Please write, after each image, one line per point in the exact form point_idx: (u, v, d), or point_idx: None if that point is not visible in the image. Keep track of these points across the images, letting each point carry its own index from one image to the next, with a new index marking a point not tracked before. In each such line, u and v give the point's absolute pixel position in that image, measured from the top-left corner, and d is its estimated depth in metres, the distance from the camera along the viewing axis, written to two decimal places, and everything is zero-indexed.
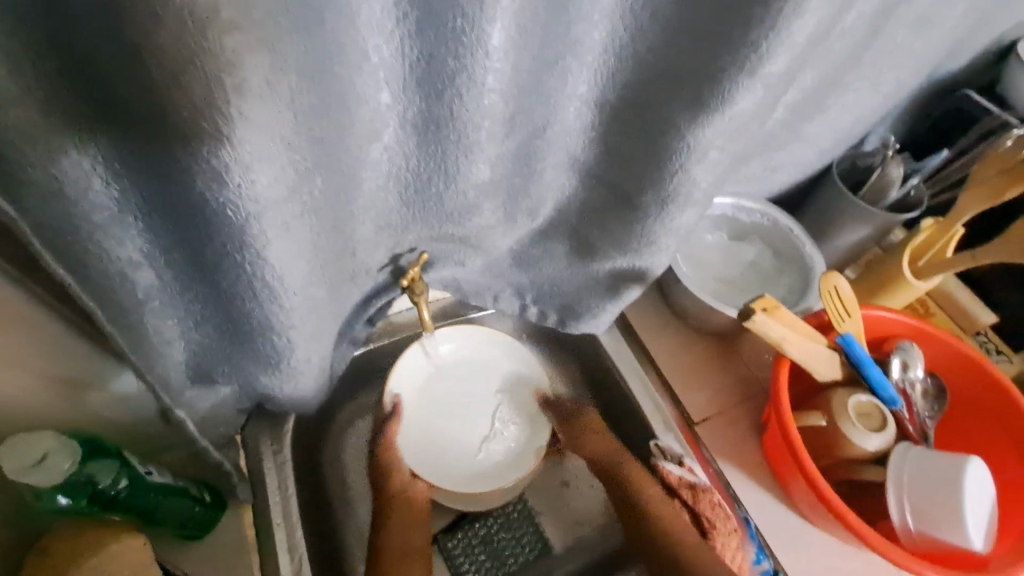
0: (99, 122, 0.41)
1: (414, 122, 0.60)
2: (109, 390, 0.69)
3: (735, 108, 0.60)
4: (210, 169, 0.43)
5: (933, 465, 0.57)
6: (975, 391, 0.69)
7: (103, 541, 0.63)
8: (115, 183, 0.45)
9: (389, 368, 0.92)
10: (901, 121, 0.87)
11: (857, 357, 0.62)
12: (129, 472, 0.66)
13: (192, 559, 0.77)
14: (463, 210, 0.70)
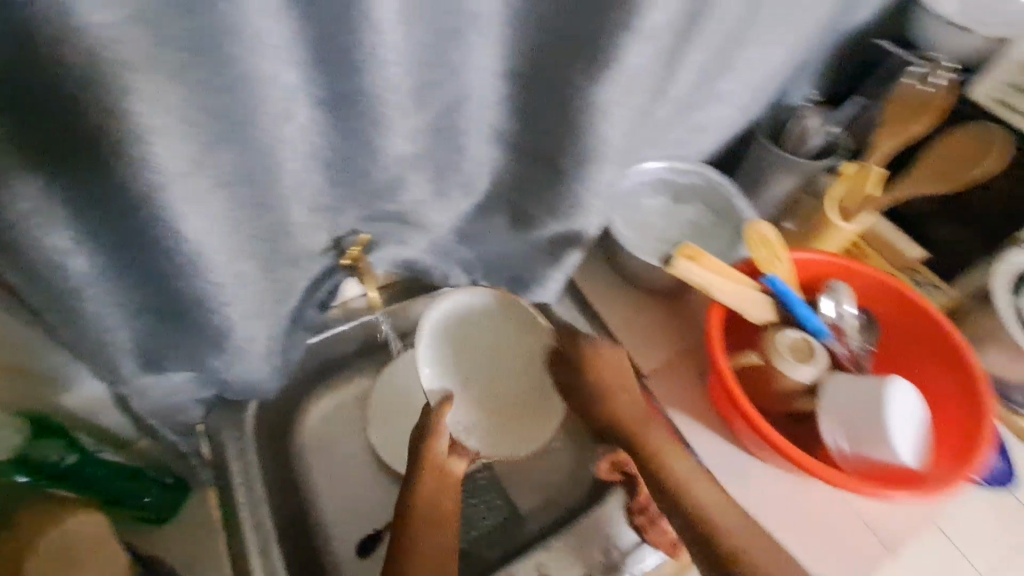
0: (24, 119, 0.36)
1: (325, 101, 0.47)
2: (74, 391, 0.65)
3: (624, 60, 0.51)
4: (124, 140, 0.37)
5: (863, 387, 0.63)
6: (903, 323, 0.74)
7: (59, 517, 0.57)
8: (44, 182, 0.39)
9: (344, 359, 0.81)
10: (827, 74, 0.85)
11: (783, 295, 0.69)
12: (78, 448, 0.64)
13: (157, 541, 0.74)
14: (392, 184, 0.59)
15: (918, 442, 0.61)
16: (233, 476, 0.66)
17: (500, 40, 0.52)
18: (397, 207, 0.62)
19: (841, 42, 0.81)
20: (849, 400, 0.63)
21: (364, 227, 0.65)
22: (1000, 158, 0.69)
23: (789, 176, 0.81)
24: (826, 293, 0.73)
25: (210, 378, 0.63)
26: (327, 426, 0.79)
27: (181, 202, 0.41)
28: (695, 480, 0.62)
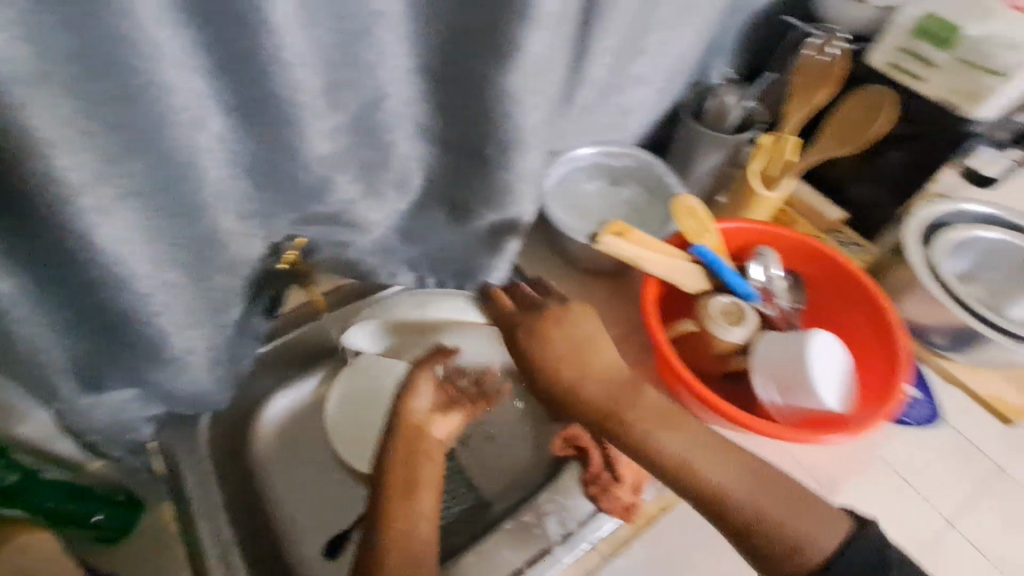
0: None
1: (236, 107, 0.49)
2: (19, 430, 0.66)
3: (528, 46, 0.53)
4: (18, 156, 0.38)
5: (790, 341, 0.67)
6: (826, 280, 0.79)
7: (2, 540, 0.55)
8: None
9: (300, 366, 0.82)
10: (741, 53, 0.90)
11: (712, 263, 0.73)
12: (17, 466, 0.62)
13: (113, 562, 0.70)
14: (320, 185, 0.60)
15: (841, 385, 0.66)
16: (188, 488, 0.69)
17: (407, 37, 0.54)
18: (329, 208, 0.63)
19: (749, 22, 0.86)
20: (778, 354, 0.67)
21: (301, 232, 0.65)
22: (888, 118, 0.73)
23: (713, 152, 0.85)
24: (755, 259, 0.77)
25: (156, 392, 0.63)
26: (286, 431, 0.80)
27: (93, 212, 0.43)
28: (696, 454, 0.60)
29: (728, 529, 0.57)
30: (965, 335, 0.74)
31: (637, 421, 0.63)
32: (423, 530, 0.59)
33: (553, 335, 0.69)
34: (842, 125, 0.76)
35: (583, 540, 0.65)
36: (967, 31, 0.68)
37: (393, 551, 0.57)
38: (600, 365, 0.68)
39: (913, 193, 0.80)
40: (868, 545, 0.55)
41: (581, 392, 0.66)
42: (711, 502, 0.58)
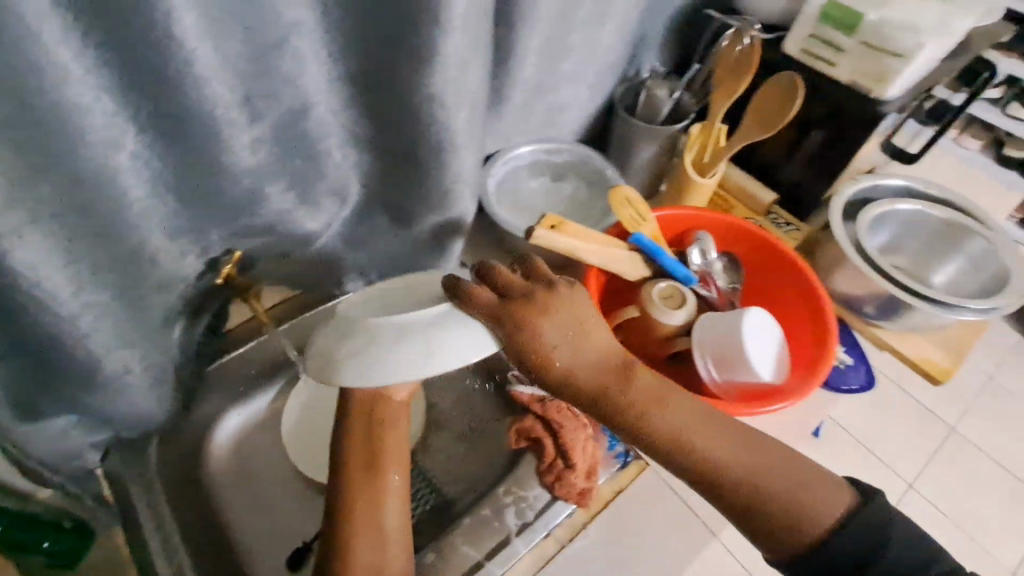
0: None
1: (151, 125, 0.49)
2: None
3: (442, 50, 0.54)
4: None
5: (727, 317, 0.70)
6: (760, 259, 0.82)
7: None
8: None
9: (251, 380, 0.81)
10: (670, 46, 0.93)
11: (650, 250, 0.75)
12: None
13: None
14: (249, 198, 0.60)
15: (773, 357, 0.69)
16: (142, 514, 0.69)
17: (324, 46, 0.55)
18: (263, 219, 0.63)
19: (675, 16, 0.89)
20: (716, 329, 0.70)
21: (237, 245, 0.65)
22: (793, 108, 0.75)
23: (648, 143, 0.88)
24: (693, 244, 0.80)
25: (95, 416, 0.63)
26: (241, 447, 0.79)
27: (5, 238, 0.43)
28: (695, 431, 0.53)
29: (731, 503, 0.52)
30: (890, 304, 0.78)
31: (631, 401, 0.54)
32: (392, 514, 0.55)
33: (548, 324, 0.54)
34: (757, 114, 0.79)
35: (539, 528, 0.66)
36: (869, 17, 0.72)
37: (360, 540, 0.53)
38: (594, 346, 0.56)
39: (838, 171, 0.84)
40: (874, 519, 0.50)
41: (574, 382, 0.54)
42: (710, 479, 0.52)
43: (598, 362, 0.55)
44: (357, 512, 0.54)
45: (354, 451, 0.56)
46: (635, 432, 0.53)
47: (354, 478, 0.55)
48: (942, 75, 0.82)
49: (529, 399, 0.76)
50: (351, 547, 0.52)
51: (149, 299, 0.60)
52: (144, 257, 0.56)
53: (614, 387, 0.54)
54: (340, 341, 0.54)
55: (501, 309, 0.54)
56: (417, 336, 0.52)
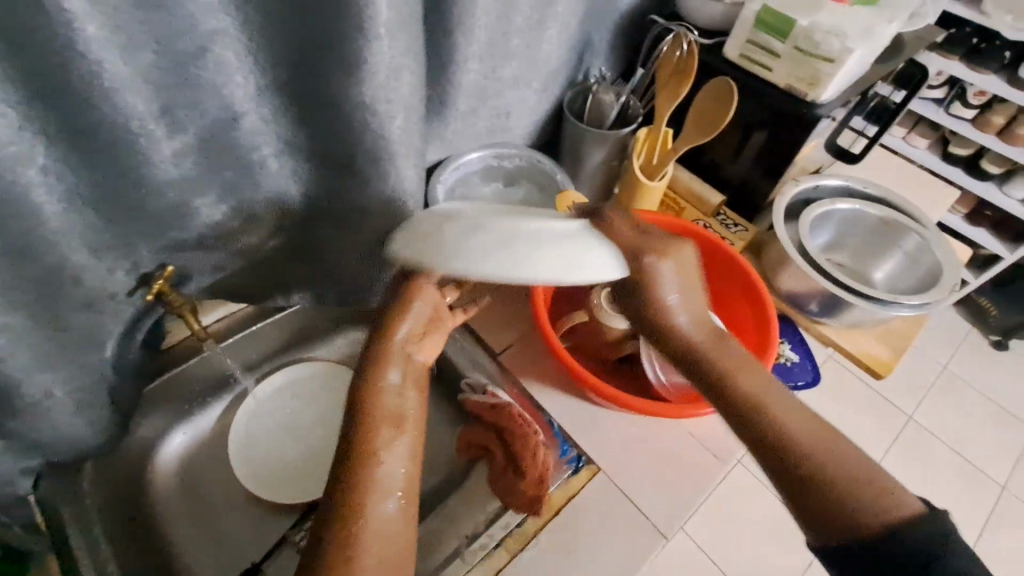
0: None
1: (62, 139, 0.47)
2: None
3: (371, 58, 0.53)
4: None
5: None
6: (706, 260, 0.83)
7: None
8: None
9: (200, 395, 0.80)
10: (616, 51, 0.94)
11: None
12: None
13: None
14: (176, 209, 0.58)
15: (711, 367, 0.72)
16: (73, 539, 0.65)
17: (250, 55, 0.53)
18: (193, 232, 0.61)
19: (620, 21, 0.90)
20: None
21: (169, 259, 0.63)
22: (731, 112, 0.76)
23: (596, 147, 0.89)
24: None
25: (18, 438, 0.60)
26: (188, 466, 0.78)
27: None
28: (778, 398, 0.51)
29: (784, 476, 0.49)
30: (832, 301, 0.80)
31: (718, 362, 0.54)
32: (395, 474, 0.48)
33: (671, 270, 0.55)
34: (697, 119, 0.80)
35: (488, 537, 0.66)
36: (800, 23, 0.73)
37: (379, 497, 0.47)
38: (693, 316, 0.57)
39: (780, 173, 0.86)
40: (940, 527, 0.42)
41: (675, 334, 0.56)
42: (770, 447, 0.50)
43: (692, 327, 0.56)
44: (376, 467, 0.48)
45: (386, 399, 0.51)
46: (715, 389, 0.53)
47: (370, 432, 0.49)
48: (873, 78, 0.85)
49: (480, 408, 0.75)
50: (367, 508, 0.46)
51: (72, 319, 0.57)
52: (66, 275, 0.54)
53: (704, 344, 0.55)
54: (465, 236, 0.51)
55: (638, 247, 0.54)
56: (558, 241, 0.51)
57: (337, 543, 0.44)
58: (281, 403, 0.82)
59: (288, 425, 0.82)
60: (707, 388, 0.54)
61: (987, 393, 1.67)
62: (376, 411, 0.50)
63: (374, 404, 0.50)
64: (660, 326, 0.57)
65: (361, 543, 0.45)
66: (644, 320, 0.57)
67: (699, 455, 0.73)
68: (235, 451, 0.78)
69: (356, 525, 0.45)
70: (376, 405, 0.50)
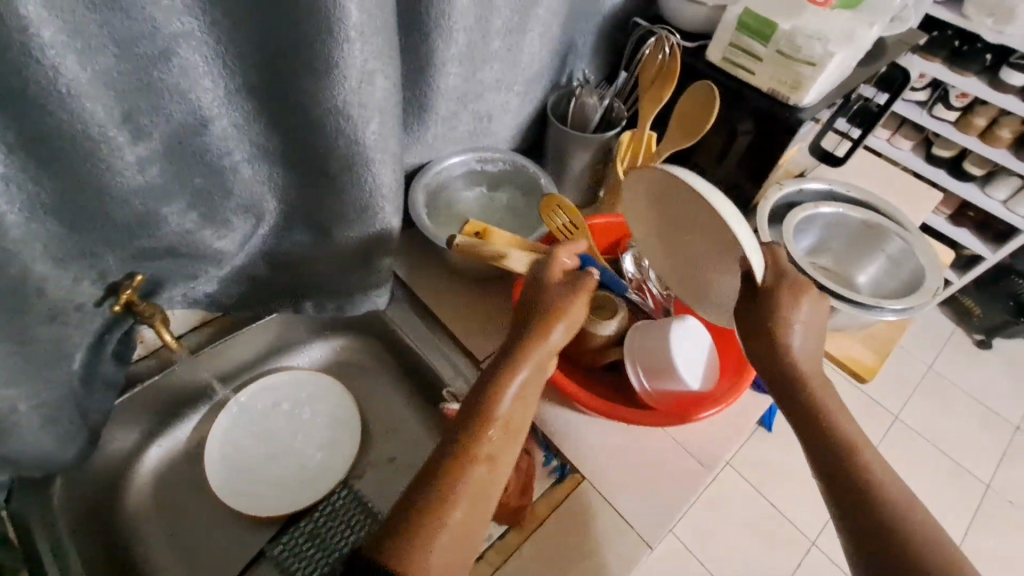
0: None
1: (20, 148, 0.45)
2: None
3: (343, 62, 0.52)
4: None
5: (660, 326, 0.70)
6: None
7: None
8: None
9: (176, 405, 0.78)
10: (598, 54, 0.93)
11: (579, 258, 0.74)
12: None
13: None
14: (145, 218, 0.56)
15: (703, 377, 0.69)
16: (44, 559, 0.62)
17: (219, 60, 0.52)
18: (162, 242, 0.60)
19: (602, 24, 0.89)
20: (651, 340, 0.70)
21: (138, 268, 0.61)
22: (713, 115, 0.75)
23: (580, 151, 0.88)
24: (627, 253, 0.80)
25: None
26: (162, 481, 0.76)
27: None
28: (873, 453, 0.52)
29: (869, 540, 0.48)
30: None
31: (826, 408, 0.54)
32: (499, 476, 0.56)
33: (811, 302, 0.57)
34: (680, 122, 0.79)
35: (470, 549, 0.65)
36: (782, 27, 0.73)
37: (461, 499, 0.53)
38: (799, 354, 0.56)
39: (764, 176, 0.86)
40: None
41: (796, 364, 0.56)
42: (869, 515, 0.48)
43: (806, 358, 0.57)
44: (471, 468, 0.54)
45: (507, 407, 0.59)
46: (818, 433, 0.53)
47: (476, 438, 0.56)
48: (854, 81, 0.85)
49: None
50: (458, 501, 0.53)
51: (35, 332, 0.55)
52: (28, 286, 0.52)
53: (817, 384, 0.55)
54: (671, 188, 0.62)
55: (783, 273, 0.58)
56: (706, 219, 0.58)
57: (425, 516, 0.51)
58: (260, 414, 0.81)
59: (265, 437, 0.80)
60: (811, 433, 0.53)
61: (971, 392, 1.68)
62: (493, 418, 0.57)
63: (492, 409, 0.58)
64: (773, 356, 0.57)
65: (445, 524, 0.51)
66: (757, 347, 0.58)
67: (684, 462, 0.72)
68: (214, 464, 0.76)
69: (447, 515, 0.52)
70: (500, 408, 0.58)
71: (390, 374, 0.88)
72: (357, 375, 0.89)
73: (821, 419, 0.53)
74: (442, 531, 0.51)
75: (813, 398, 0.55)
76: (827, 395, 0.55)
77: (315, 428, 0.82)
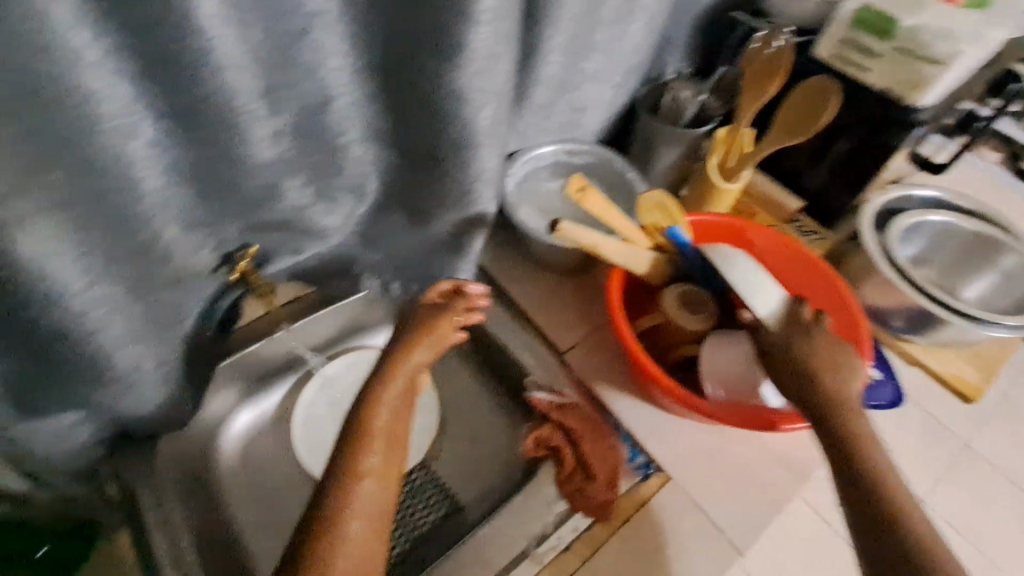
0: None
1: (171, 113, 0.47)
2: None
3: (472, 42, 0.52)
4: None
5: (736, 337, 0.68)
6: (792, 269, 0.79)
7: None
8: None
9: (269, 374, 0.81)
10: (691, 49, 0.91)
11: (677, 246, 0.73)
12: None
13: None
14: (266, 191, 0.58)
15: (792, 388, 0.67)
16: (147, 516, 0.64)
17: (348, 38, 0.53)
18: (278, 215, 0.62)
19: (699, 18, 0.87)
20: (725, 352, 0.67)
21: (253, 240, 0.64)
22: (830, 114, 0.71)
23: (672, 145, 0.86)
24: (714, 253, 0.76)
25: (100, 414, 0.58)
26: (250, 449, 0.78)
27: (13, 221, 0.40)
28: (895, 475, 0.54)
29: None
30: (921, 317, 0.75)
31: (861, 441, 0.56)
32: (381, 495, 0.52)
33: (828, 341, 0.60)
34: (788, 120, 0.76)
35: (554, 537, 0.64)
36: (904, 22, 0.71)
37: (352, 525, 0.49)
38: (830, 380, 0.58)
39: (865, 178, 0.82)
40: None
41: (822, 386, 0.58)
42: (893, 551, 0.50)
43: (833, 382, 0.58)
44: (356, 492, 0.51)
45: (381, 420, 0.57)
46: (845, 453, 0.56)
47: (353, 457, 0.53)
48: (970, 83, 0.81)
49: (547, 406, 0.73)
50: (342, 543, 0.48)
51: (161, 295, 0.57)
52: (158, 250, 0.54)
53: (850, 412, 0.57)
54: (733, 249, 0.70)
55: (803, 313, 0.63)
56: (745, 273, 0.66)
57: (310, 560, 0.47)
58: (339, 391, 0.82)
59: (349, 414, 0.81)
60: (841, 466, 0.56)
61: None
62: (370, 433, 0.55)
63: (367, 426, 0.56)
64: (806, 377, 0.59)
65: (332, 568, 0.47)
66: (786, 367, 0.61)
67: (774, 472, 0.70)
68: (298, 437, 0.78)
69: (335, 535, 0.48)
70: (372, 427, 0.56)
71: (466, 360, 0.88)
72: (432, 359, 0.90)
73: (851, 439, 0.56)
74: (336, 563, 0.47)
75: (843, 418, 0.57)
76: (857, 418, 0.57)
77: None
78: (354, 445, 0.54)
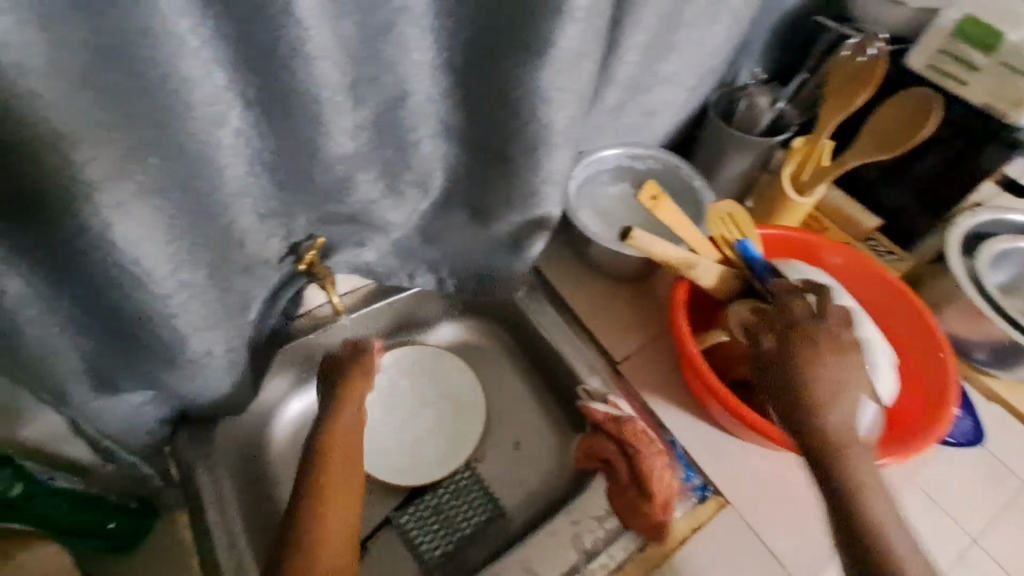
0: None
1: (258, 100, 0.47)
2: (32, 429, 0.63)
3: (559, 42, 0.50)
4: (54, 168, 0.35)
5: None
6: (876, 292, 0.73)
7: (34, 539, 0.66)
8: None
9: (322, 365, 0.81)
10: (768, 54, 0.88)
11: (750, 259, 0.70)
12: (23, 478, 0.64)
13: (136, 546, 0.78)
14: (340, 185, 0.58)
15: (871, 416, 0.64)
16: (206, 499, 0.64)
17: (431, 33, 0.52)
18: (348, 208, 0.61)
19: (779, 23, 0.84)
20: None
21: (320, 231, 0.64)
22: (931, 128, 0.66)
23: (744, 154, 0.82)
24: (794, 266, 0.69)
25: (168, 395, 0.59)
26: (301, 436, 0.79)
27: (110, 208, 0.39)
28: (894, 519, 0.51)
29: None
30: (1009, 352, 0.70)
31: (857, 478, 0.51)
32: (340, 518, 0.57)
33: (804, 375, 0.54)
34: (879, 132, 0.71)
35: (605, 556, 0.63)
36: (1011, 37, 0.66)
37: (328, 543, 0.55)
38: (829, 411, 0.54)
39: (952, 199, 0.77)
40: None
41: (824, 415, 0.53)
42: None
43: (836, 410, 0.54)
44: (327, 517, 0.57)
45: (338, 448, 0.62)
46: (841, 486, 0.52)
47: (315, 488, 0.59)
48: None
49: (602, 417, 0.71)
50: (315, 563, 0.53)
51: (234, 282, 0.58)
52: (234, 237, 0.55)
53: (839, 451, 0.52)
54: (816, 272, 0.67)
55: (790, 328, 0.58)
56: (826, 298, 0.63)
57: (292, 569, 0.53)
58: (392, 385, 0.84)
59: (400, 409, 0.83)
60: (835, 502, 0.52)
61: None
62: (327, 467, 0.60)
63: (327, 452, 0.61)
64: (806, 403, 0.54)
65: None
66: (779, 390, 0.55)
67: None
68: None
69: (309, 554, 0.54)
70: (328, 460, 0.61)
71: (515, 362, 0.87)
72: (480, 359, 0.89)
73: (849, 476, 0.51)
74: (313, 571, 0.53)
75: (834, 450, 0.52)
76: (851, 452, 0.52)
77: (441, 408, 0.83)
78: (313, 482, 0.59)
